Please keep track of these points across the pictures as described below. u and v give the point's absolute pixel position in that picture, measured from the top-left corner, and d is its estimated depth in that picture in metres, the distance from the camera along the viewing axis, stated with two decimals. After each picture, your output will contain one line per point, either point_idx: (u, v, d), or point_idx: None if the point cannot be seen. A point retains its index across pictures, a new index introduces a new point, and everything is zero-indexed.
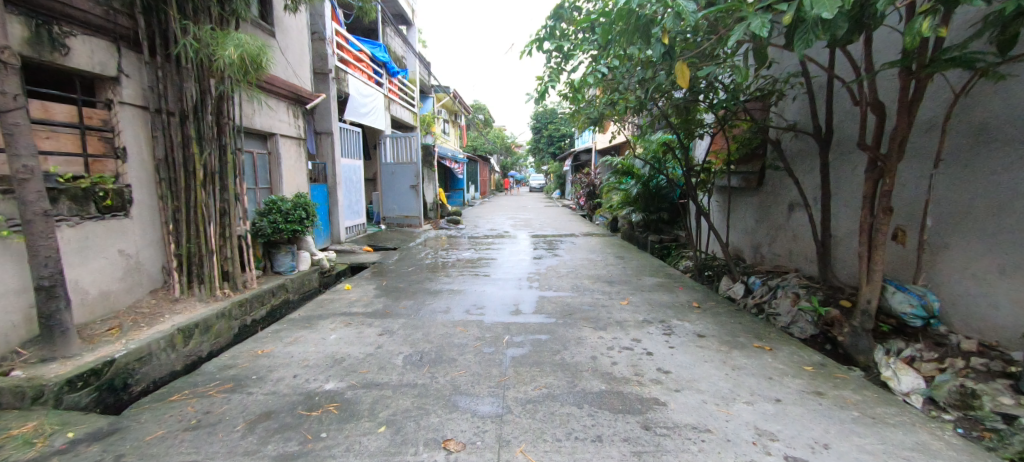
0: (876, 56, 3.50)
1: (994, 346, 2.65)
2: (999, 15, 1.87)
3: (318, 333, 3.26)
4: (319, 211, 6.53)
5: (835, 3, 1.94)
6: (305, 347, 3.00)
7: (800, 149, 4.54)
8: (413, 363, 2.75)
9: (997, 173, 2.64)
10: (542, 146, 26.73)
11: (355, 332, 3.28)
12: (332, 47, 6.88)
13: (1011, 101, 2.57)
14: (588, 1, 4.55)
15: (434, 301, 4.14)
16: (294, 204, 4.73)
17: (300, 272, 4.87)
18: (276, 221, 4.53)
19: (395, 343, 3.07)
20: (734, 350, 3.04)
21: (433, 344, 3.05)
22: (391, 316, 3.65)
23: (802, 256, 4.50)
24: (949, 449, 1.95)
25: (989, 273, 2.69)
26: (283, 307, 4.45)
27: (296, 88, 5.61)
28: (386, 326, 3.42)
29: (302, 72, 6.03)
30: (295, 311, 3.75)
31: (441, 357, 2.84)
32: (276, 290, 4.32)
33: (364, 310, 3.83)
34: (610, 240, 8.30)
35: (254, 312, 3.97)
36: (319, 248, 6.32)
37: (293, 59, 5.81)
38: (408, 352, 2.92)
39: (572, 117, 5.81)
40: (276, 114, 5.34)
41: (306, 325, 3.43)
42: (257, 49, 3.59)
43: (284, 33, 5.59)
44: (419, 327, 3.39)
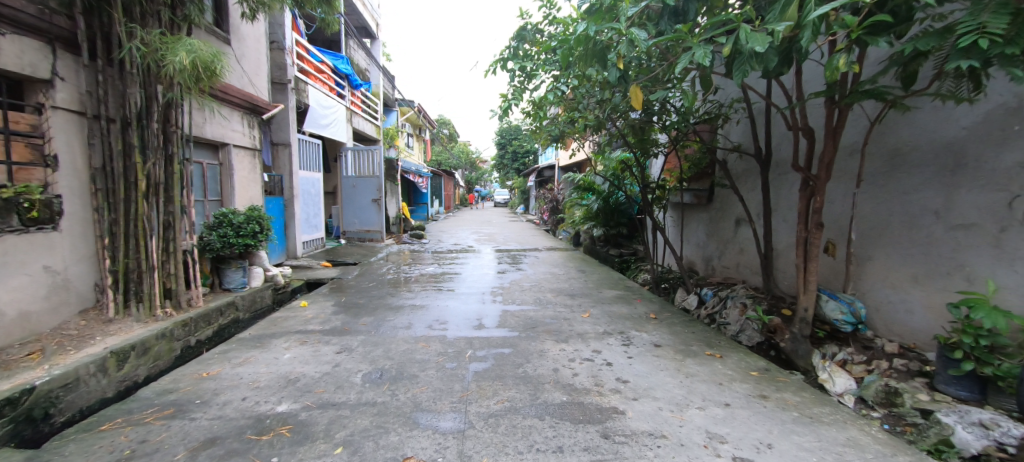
0: (807, 87, 3.86)
1: (912, 348, 2.92)
2: (902, 55, 2.13)
3: (271, 353, 3.13)
4: (274, 225, 6.29)
5: (767, 39, 2.15)
6: (256, 367, 2.87)
7: (744, 168, 4.89)
8: (372, 380, 2.70)
9: (910, 192, 2.95)
10: (506, 162, 27.00)
11: (311, 350, 3.18)
12: (292, 57, 6.73)
13: (917, 130, 2.91)
14: (550, 25, 4.75)
15: (395, 317, 4.06)
16: (246, 217, 4.55)
17: (251, 288, 4.66)
18: (226, 235, 4.34)
19: (354, 360, 3.00)
20: (687, 358, 3.19)
21: (393, 361, 3.01)
22: (351, 334, 3.56)
23: (748, 268, 4.80)
24: (875, 443, 2.12)
25: (905, 283, 2.99)
26: (232, 327, 4.23)
27: (251, 97, 5.43)
28: (344, 343, 3.33)
29: (258, 81, 5.85)
30: (245, 330, 3.57)
31: (401, 373, 2.80)
32: (224, 308, 4.11)
33: (321, 327, 3.71)
34: (572, 254, 8.47)
35: (200, 332, 3.75)
36: (273, 263, 6.07)
37: (249, 68, 5.64)
38: (368, 369, 2.87)
39: (535, 134, 5.97)
40: (229, 123, 5.14)
41: (257, 344, 3.28)
42: (210, 56, 3.46)
43: (240, 41, 5.44)
44: (380, 344, 3.33)
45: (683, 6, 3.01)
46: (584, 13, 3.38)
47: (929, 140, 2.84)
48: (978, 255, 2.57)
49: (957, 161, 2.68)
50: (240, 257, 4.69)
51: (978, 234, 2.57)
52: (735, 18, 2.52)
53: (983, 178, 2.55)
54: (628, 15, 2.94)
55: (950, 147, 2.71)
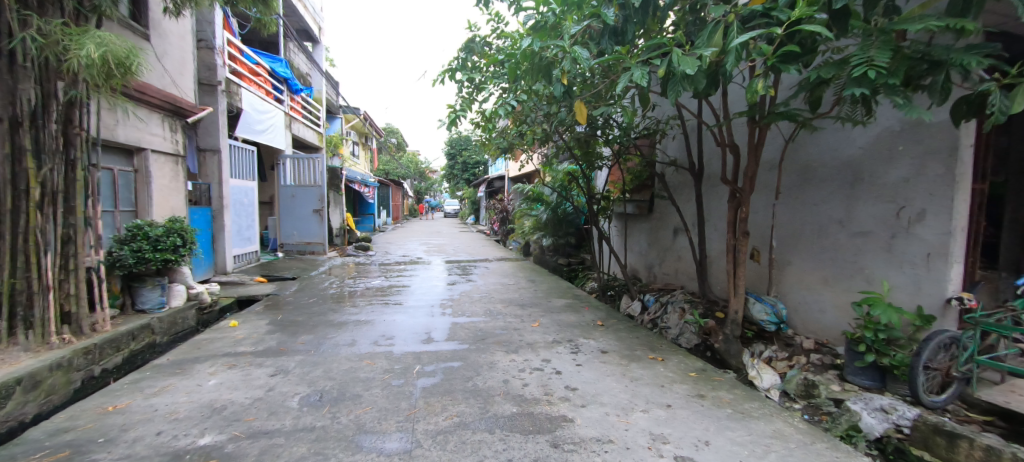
0: (732, 106, 4.22)
1: (825, 343, 3.24)
2: (808, 81, 2.37)
3: (193, 380, 2.88)
4: (200, 238, 5.82)
5: (696, 62, 2.33)
6: (174, 397, 2.63)
7: (679, 181, 5.22)
8: (311, 404, 2.56)
9: (818, 203, 3.30)
10: (455, 172, 26.87)
11: (241, 375, 2.96)
12: (222, 57, 6.33)
13: (823, 149, 3.26)
14: (498, 38, 4.85)
15: (337, 334, 3.88)
16: (166, 229, 4.20)
17: (171, 309, 4.28)
18: (140, 249, 3.98)
19: (291, 383, 2.84)
20: (632, 363, 3.31)
21: (334, 381, 2.87)
22: (287, 354, 3.36)
23: (686, 274, 5.10)
24: (797, 433, 2.32)
25: (818, 285, 3.31)
26: (147, 352, 3.85)
27: (174, 99, 5.04)
28: (280, 365, 3.14)
29: (182, 82, 5.44)
30: (163, 356, 3.26)
31: (344, 394, 2.69)
32: (136, 332, 3.74)
33: (254, 348, 3.47)
34: (522, 264, 8.55)
35: (106, 359, 3.39)
36: (198, 280, 5.61)
37: (172, 67, 5.24)
38: (307, 392, 2.72)
39: (484, 145, 6.02)
40: (146, 126, 4.74)
41: (177, 371, 3.01)
42: (125, 51, 3.20)
43: (162, 37, 5.05)
44: (319, 363, 3.18)
45: (622, 26, 3.05)
46: (530, 29, 3.48)
47: (833, 157, 3.19)
48: (875, 259, 2.91)
49: (855, 176, 3.03)
50: (157, 274, 4.30)
51: (873, 240, 2.92)
52: (667, 42, 2.70)
53: (876, 191, 2.90)
54: (570, 33, 3.08)
55: (850, 164, 3.06)
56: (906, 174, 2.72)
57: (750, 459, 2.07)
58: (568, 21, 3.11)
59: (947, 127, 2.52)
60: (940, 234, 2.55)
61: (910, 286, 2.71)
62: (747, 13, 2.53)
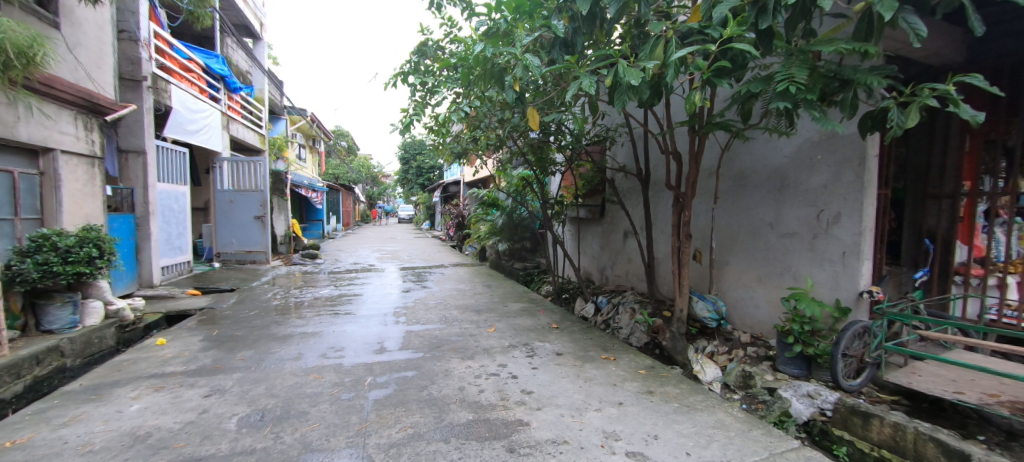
0: (675, 116, 4.47)
1: (760, 337, 3.49)
2: (740, 96, 2.55)
3: (112, 406, 2.62)
4: (121, 249, 5.39)
5: (640, 74, 2.46)
6: (89, 427, 2.38)
7: (628, 186, 5.45)
8: (250, 425, 2.41)
9: (752, 207, 3.56)
10: (409, 177, 26.37)
11: (169, 398, 2.73)
12: (148, 51, 5.86)
13: (755, 157, 3.53)
14: (451, 43, 4.86)
15: (282, 348, 3.70)
16: (79, 240, 3.84)
17: (85, 328, 3.88)
18: (47, 261, 3.59)
19: (228, 403, 2.66)
20: (585, 363, 3.41)
21: (277, 399, 2.73)
22: (224, 372, 3.15)
23: (636, 276, 5.32)
24: (736, 422, 2.48)
25: (753, 283, 3.57)
26: (55, 379, 3.46)
27: (90, 94, 4.62)
28: (215, 384, 2.94)
29: (99, 76, 5.00)
30: (74, 381, 2.96)
31: (288, 412, 2.56)
32: (41, 356, 3.35)
33: (185, 368, 3.22)
34: (478, 269, 8.53)
35: (3, 389, 3.01)
36: (118, 295, 5.16)
37: (86, 60, 4.80)
38: (246, 412, 2.56)
39: (437, 150, 5.98)
40: (55, 123, 4.31)
41: (92, 397, 2.73)
42: (26, 39, 2.93)
43: (74, 26, 4.61)
44: (261, 380, 3.01)
45: (572, 38, 3.13)
46: (482, 35, 3.53)
47: (763, 164, 3.46)
48: (800, 258, 3.18)
49: (782, 182, 3.31)
50: (67, 290, 3.90)
51: (799, 241, 3.19)
52: (614, 53, 2.83)
53: (800, 196, 3.18)
54: (522, 42, 3.13)
55: (778, 171, 3.34)
56: (825, 181, 3.00)
57: (695, 450, 2.19)
58: (520, 29, 3.18)
59: (856, 139, 2.82)
60: (853, 235, 2.84)
61: (830, 281, 2.99)
62: (686, 30, 2.71)
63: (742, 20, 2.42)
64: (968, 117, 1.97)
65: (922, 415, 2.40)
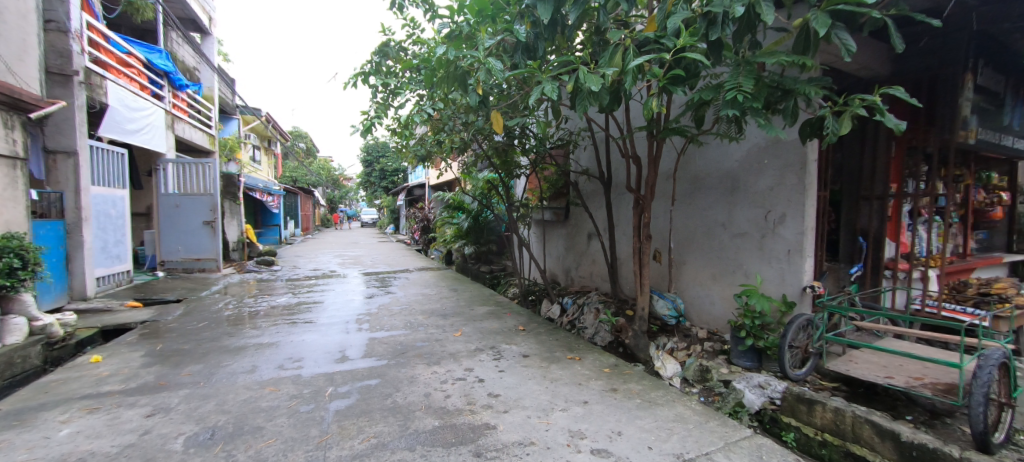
0: (633, 121, 4.63)
1: (716, 332, 3.67)
2: (693, 103, 2.67)
3: (38, 431, 2.40)
4: (48, 259, 4.99)
5: (600, 80, 2.53)
6: (10, 456, 2.16)
7: (591, 189, 5.58)
8: (199, 444, 2.27)
9: (706, 209, 3.74)
10: (371, 180, 25.75)
11: (106, 419, 2.53)
12: (80, 43, 5.45)
13: (709, 160, 3.70)
14: (413, 44, 4.82)
15: (234, 361, 3.53)
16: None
17: (7, 347, 3.52)
18: None
19: (174, 422, 2.50)
20: (551, 364, 3.46)
21: (229, 415, 2.59)
22: (169, 389, 2.96)
23: (600, 276, 5.44)
24: (694, 415, 2.59)
25: (708, 280, 3.75)
26: None
27: (11, 88, 4.29)
28: (159, 402, 2.75)
29: (21, 69, 4.66)
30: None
31: (241, 428, 2.44)
32: None
33: (124, 386, 3.01)
34: (444, 273, 8.44)
35: None
36: (45, 309, 4.77)
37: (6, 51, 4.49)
38: (194, 430, 2.41)
39: (400, 152, 5.88)
40: None
41: (14, 423, 2.49)
42: None
43: None
44: (211, 396, 2.85)
45: (533, 43, 3.17)
46: (445, 38, 3.52)
47: (716, 168, 3.64)
48: (750, 256, 3.37)
49: (733, 185, 3.50)
50: None
51: (748, 240, 3.39)
52: (575, 59, 2.89)
53: (749, 198, 3.37)
54: (485, 45, 3.14)
55: (729, 174, 3.52)
56: (771, 184, 3.20)
57: (656, 444, 2.27)
58: (483, 32, 3.19)
59: (797, 145, 3.03)
60: (797, 234, 3.04)
61: (777, 278, 3.19)
62: (643, 39, 2.82)
63: (694, 31, 2.55)
64: (892, 126, 2.16)
65: (859, 399, 2.61)
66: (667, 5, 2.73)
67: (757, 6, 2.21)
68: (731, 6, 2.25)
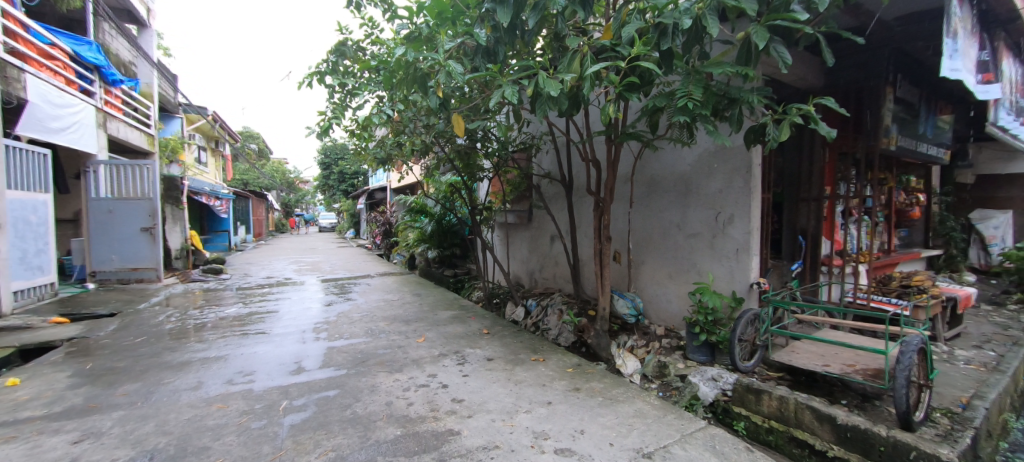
0: (592, 126, 4.77)
1: (673, 329, 3.82)
2: (648, 110, 2.78)
3: None
4: None
5: (559, 85, 2.60)
6: None
7: (553, 192, 5.67)
8: None
9: (662, 211, 3.90)
10: (329, 183, 24.88)
11: (25, 448, 2.31)
12: None
13: (663, 164, 3.86)
14: (372, 45, 4.74)
15: (177, 378, 3.32)
16: None
17: None
18: None
19: (108, 446, 2.32)
20: (516, 367, 3.49)
21: (171, 436, 2.43)
22: (101, 412, 2.74)
23: (563, 278, 5.54)
24: (652, 409, 2.70)
25: (664, 279, 3.90)
26: None
27: None
28: (89, 427, 2.54)
29: None
30: None
31: (185, 449, 2.30)
32: None
33: (49, 411, 2.75)
34: (407, 278, 8.30)
35: None
36: None
37: None
38: (131, 455, 2.24)
39: (359, 155, 5.75)
40: None
41: None
42: None
43: None
44: (149, 417, 2.66)
45: (493, 46, 3.19)
46: (404, 39, 3.47)
47: (670, 171, 3.81)
48: (703, 255, 3.55)
49: (686, 188, 3.67)
50: None
51: (701, 240, 3.57)
52: (534, 64, 2.94)
53: (701, 200, 3.55)
54: (444, 48, 3.13)
55: (683, 177, 3.69)
56: (720, 187, 3.40)
57: (617, 440, 2.34)
58: (442, 35, 3.18)
59: (743, 151, 3.23)
60: (744, 234, 3.24)
61: (727, 276, 3.38)
62: (600, 46, 2.91)
63: (647, 41, 2.66)
64: (824, 133, 2.34)
65: (801, 387, 2.80)
66: (621, 15, 2.84)
67: (703, 19, 2.34)
68: (680, 18, 2.38)
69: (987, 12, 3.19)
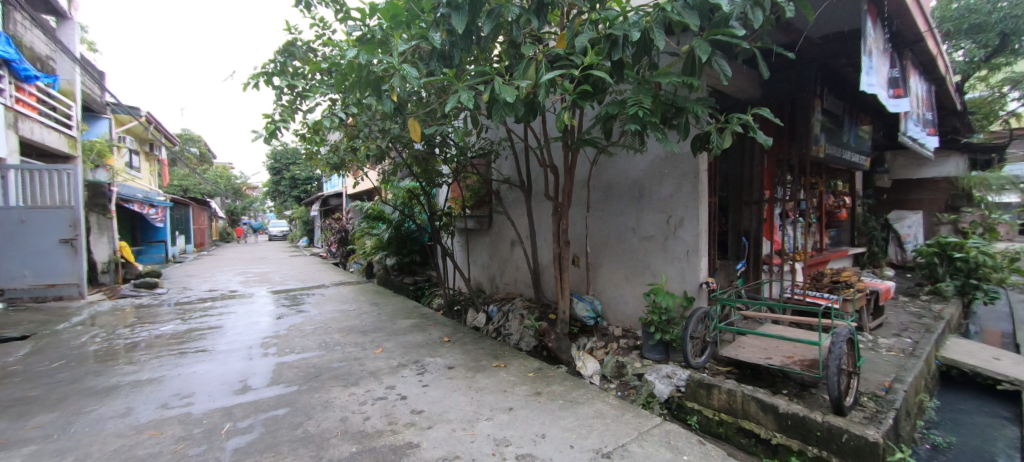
0: (549, 133, 4.85)
1: (630, 329, 3.94)
2: (602, 117, 2.86)
3: None
4: None
5: (515, 92, 2.63)
6: None
7: (513, 197, 5.71)
8: None
9: (617, 215, 4.02)
10: (279, 189, 23.70)
11: None
12: None
13: (618, 170, 3.98)
14: (323, 46, 4.60)
15: (103, 405, 3.03)
16: None
17: None
18: None
19: None
20: (477, 374, 3.46)
21: None
22: (9, 448, 2.46)
23: (524, 282, 5.57)
24: (611, 409, 2.77)
25: (621, 281, 4.02)
26: None
27: None
28: None
29: None
30: None
31: None
32: None
33: None
34: (364, 286, 8.07)
35: None
36: None
37: None
38: None
39: (311, 160, 5.54)
40: None
41: None
42: None
43: None
44: (68, 450, 2.42)
45: (449, 51, 3.17)
46: (356, 41, 3.39)
47: (624, 177, 3.94)
48: (656, 258, 3.70)
49: (640, 193, 3.81)
50: None
51: (654, 243, 3.71)
52: (491, 70, 2.95)
53: (654, 204, 3.70)
54: (399, 52, 3.09)
55: (636, 182, 3.83)
56: (671, 191, 3.55)
57: (577, 442, 2.38)
58: (396, 38, 3.13)
59: (691, 157, 3.40)
60: (693, 236, 3.41)
61: (679, 276, 3.53)
62: (555, 55, 2.97)
63: (599, 51, 2.77)
64: (762, 142, 2.50)
65: (747, 379, 2.97)
66: (575, 25, 2.94)
67: (651, 32, 2.47)
68: (629, 31, 2.51)
69: (896, 34, 3.56)
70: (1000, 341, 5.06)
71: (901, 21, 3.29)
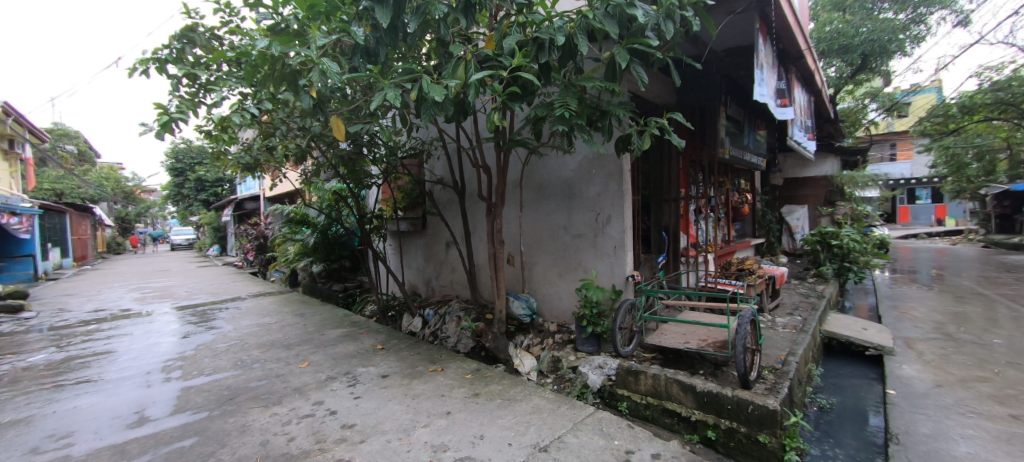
0: (481, 133, 4.86)
1: (564, 324, 4.08)
2: (532, 119, 2.91)
3: None
4: None
5: (443, 91, 2.60)
6: None
7: (446, 198, 5.64)
8: None
9: (550, 214, 4.13)
10: (182, 192, 21.23)
11: None
12: None
13: (549, 169, 4.10)
14: (231, 34, 4.20)
15: None
16: None
17: None
18: None
19: None
20: (413, 380, 3.38)
21: None
22: None
23: (460, 284, 5.53)
24: (547, 403, 2.85)
25: (554, 278, 4.14)
26: None
27: None
28: None
29: None
30: None
31: None
32: None
33: None
34: (287, 296, 7.52)
35: None
36: None
37: None
38: None
39: (219, 160, 5.03)
40: None
41: None
42: None
43: None
44: None
45: (373, 47, 3.06)
46: (267, 31, 3.13)
47: (555, 176, 4.06)
48: (587, 254, 3.87)
49: (570, 192, 3.96)
50: None
51: (584, 240, 3.88)
52: (418, 69, 2.89)
53: (584, 202, 3.86)
54: (317, 45, 2.90)
55: (567, 182, 3.97)
56: (599, 190, 3.74)
57: (515, 439, 2.42)
58: (312, 29, 2.92)
59: (616, 158, 3.61)
60: (620, 232, 3.63)
61: (608, 271, 3.73)
62: (484, 55, 2.99)
63: (527, 53, 2.83)
64: (676, 143, 2.71)
65: (669, 363, 3.21)
66: (502, 27, 2.97)
67: (574, 38, 2.60)
68: (554, 35, 2.61)
69: (783, 50, 4.03)
70: (868, 313, 5.97)
71: (786, 39, 3.73)
